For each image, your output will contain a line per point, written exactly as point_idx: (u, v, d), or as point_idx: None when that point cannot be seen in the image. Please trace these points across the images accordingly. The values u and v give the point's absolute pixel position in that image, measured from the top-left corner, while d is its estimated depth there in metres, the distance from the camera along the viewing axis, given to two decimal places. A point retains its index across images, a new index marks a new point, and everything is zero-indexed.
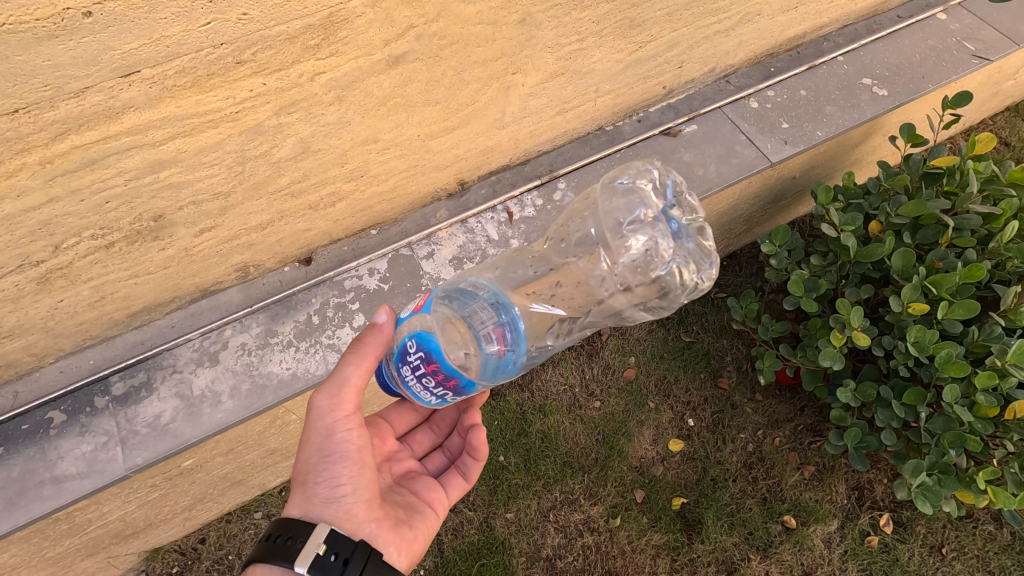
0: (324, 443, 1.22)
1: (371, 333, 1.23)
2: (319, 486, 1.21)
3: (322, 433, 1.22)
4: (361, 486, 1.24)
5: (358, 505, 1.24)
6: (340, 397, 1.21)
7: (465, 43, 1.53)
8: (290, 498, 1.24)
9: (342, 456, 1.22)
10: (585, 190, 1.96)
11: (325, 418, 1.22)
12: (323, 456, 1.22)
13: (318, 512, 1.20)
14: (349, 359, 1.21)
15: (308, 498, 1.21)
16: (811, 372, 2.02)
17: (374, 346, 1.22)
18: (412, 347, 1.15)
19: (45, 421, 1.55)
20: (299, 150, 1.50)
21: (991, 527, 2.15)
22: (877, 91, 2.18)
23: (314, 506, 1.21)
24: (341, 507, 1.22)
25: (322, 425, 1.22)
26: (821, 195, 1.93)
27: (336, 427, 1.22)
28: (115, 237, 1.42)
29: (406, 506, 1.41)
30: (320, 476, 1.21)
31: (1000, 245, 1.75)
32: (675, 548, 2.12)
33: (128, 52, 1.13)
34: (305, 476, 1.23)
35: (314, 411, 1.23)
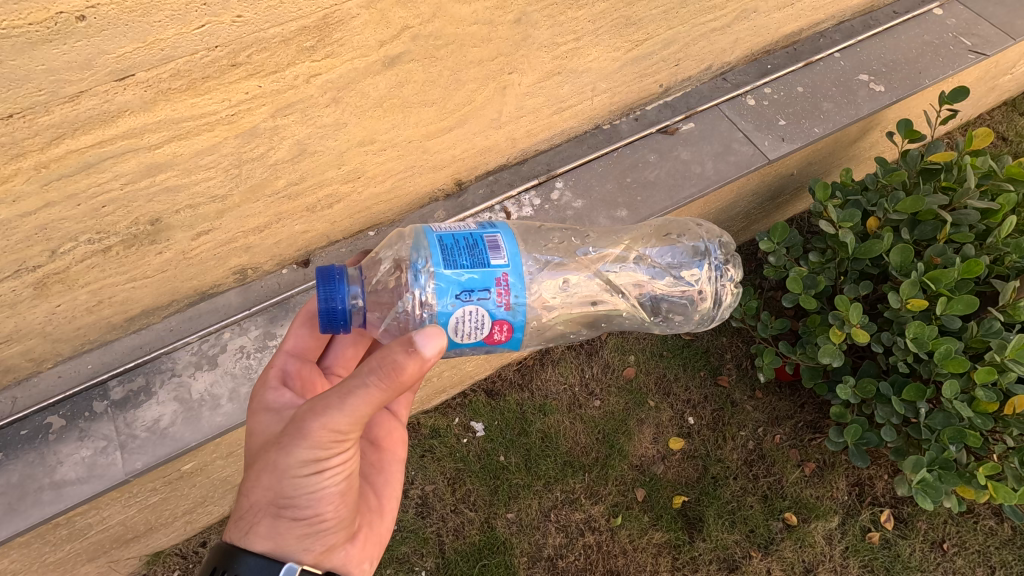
0: (309, 481, 1.12)
1: (405, 358, 1.01)
2: (298, 524, 1.15)
3: (307, 471, 1.10)
4: (343, 514, 1.21)
5: (338, 534, 1.22)
6: (344, 435, 1.08)
7: (461, 43, 1.52)
8: (254, 528, 1.16)
9: (327, 494, 1.15)
10: (582, 188, 1.96)
11: (314, 455, 1.09)
12: (307, 496, 1.13)
13: (292, 552, 1.16)
14: (369, 390, 1.03)
15: (282, 534, 1.15)
16: (811, 369, 2.02)
17: (406, 378, 1.03)
18: (476, 355, 1.27)
19: (44, 426, 1.55)
20: (296, 152, 1.50)
21: (992, 523, 2.14)
22: (874, 87, 2.18)
23: (288, 544, 1.16)
24: (319, 539, 1.19)
25: (308, 463, 1.10)
26: (818, 191, 1.95)
27: (325, 464, 1.11)
28: (112, 241, 1.41)
29: (371, 478, 1.43)
30: (300, 514, 1.15)
31: (998, 240, 1.75)
32: (676, 547, 2.12)
33: (123, 56, 1.12)
34: (278, 510, 1.14)
35: (302, 445, 1.07)
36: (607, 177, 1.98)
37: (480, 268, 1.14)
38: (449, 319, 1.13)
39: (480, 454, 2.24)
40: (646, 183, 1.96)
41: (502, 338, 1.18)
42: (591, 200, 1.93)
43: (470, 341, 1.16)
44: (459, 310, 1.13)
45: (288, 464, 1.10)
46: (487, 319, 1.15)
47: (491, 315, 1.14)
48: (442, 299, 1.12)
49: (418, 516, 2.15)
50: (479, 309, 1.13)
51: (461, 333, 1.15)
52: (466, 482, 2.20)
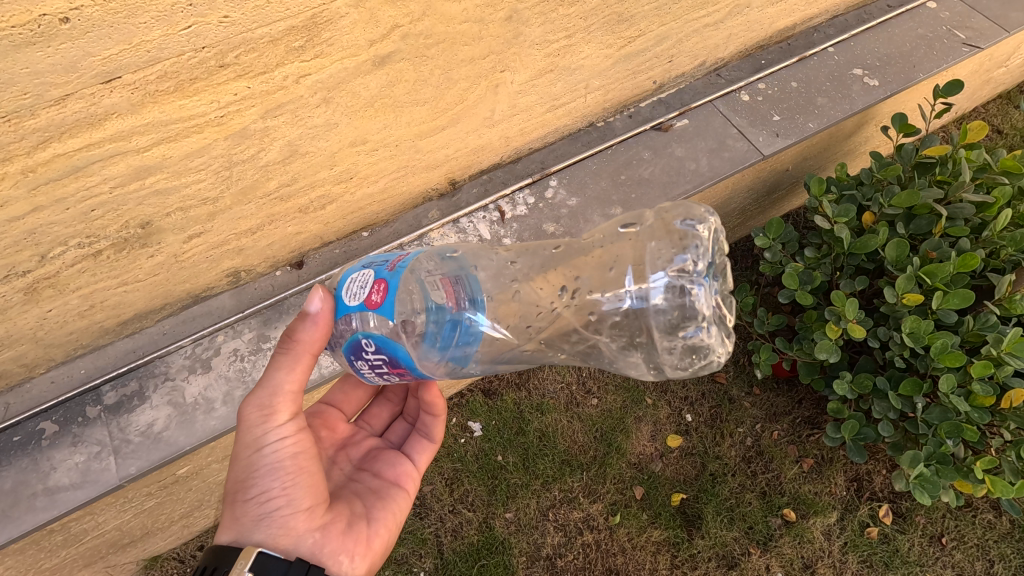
0: (253, 458, 1.15)
1: (302, 324, 1.12)
2: (249, 504, 1.16)
3: (249, 447, 1.15)
4: (297, 496, 1.18)
5: (296, 516, 1.18)
6: (271, 405, 1.15)
7: (452, 42, 1.52)
8: (220, 520, 1.20)
9: (273, 469, 1.16)
10: (577, 186, 1.95)
11: (255, 430, 1.14)
12: (253, 472, 1.15)
13: (249, 534, 1.15)
14: (280, 362, 1.14)
15: (239, 519, 1.16)
16: (808, 365, 2.02)
17: (308, 343, 1.13)
18: (372, 348, 1.10)
19: (37, 432, 1.54)
20: (287, 153, 1.49)
21: (990, 516, 2.14)
22: (868, 82, 2.17)
23: (245, 527, 1.15)
24: (275, 523, 1.16)
25: (251, 438, 1.15)
26: (813, 186, 1.94)
27: (265, 440, 1.15)
28: (102, 245, 1.40)
29: (365, 496, 1.40)
30: (250, 493, 1.15)
31: (994, 233, 1.75)
32: (675, 544, 2.12)
33: (108, 58, 1.11)
34: (234, 494, 1.17)
35: (243, 422, 1.15)
36: (602, 174, 1.97)
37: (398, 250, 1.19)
38: (345, 281, 1.15)
39: (478, 454, 2.24)
40: (640, 180, 1.96)
41: (378, 300, 1.07)
42: (586, 198, 1.92)
43: (353, 302, 1.10)
44: (355, 272, 1.15)
45: (237, 446, 1.18)
46: (373, 278, 1.11)
47: (374, 272, 1.11)
48: (352, 267, 1.19)
49: (416, 516, 2.15)
50: (369, 272, 1.13)
51: (349, 292, 1.12)
52: (464, 482, 2.19)
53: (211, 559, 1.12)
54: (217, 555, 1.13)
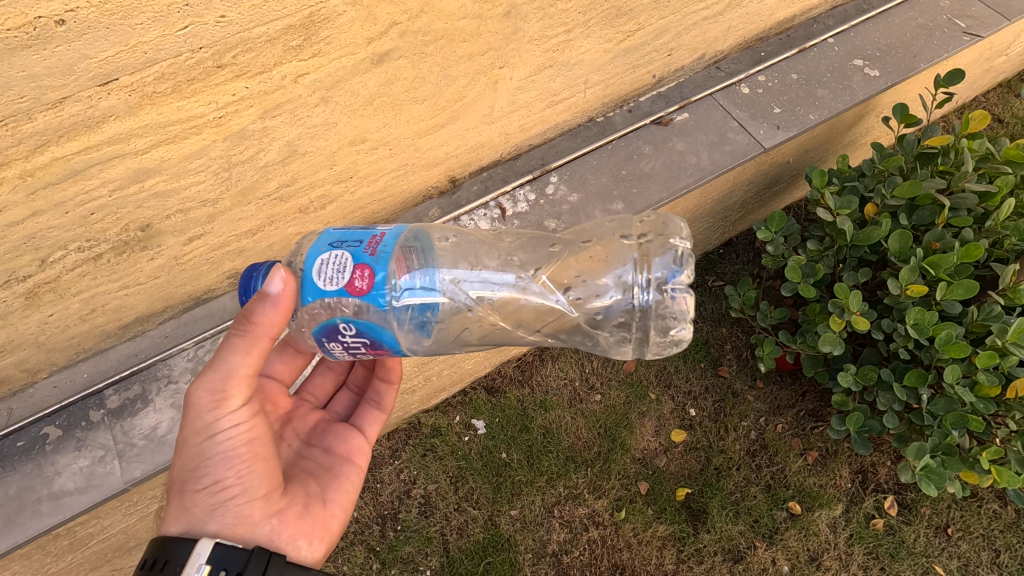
0: (204, 445, 1.15)
1: (261, 306, 1.08)
2: (201, 494, 1.15)
3: (200, 435, 1.14)
4: (252, 483, 1.19)
5: (253, 504, 1.19)
6: (223, 390, 1.13)
7: (450, 39, 1.50)
8: (168, 511, 1.18)
9: (226, 457, 1.16)
10: (577, 182, 1.94)
11: (204, 417, 1.13)
12: (204, 461, 1.15)
13: (202, 524, 1.14)
14: (240, 347, 1.11)
15: (189, 509, 1.15)
16: (811, 358, 2.01)
17: (267, 328, 1.11)
18: (352, 331, 1.11)
19: (40, 437, 1.53)
20: (286, 153, 1.48)
21: (996, 506, 2.14)
22: (869, 72, 2.16)
23: (196, 519, 1.15)
24: (229, 512, 1.16)
25: (200, 425, 1.14)
26: (815, 178, 1.93)
27: (217, 427, 1.15)
28: (102, 249, 1.40)
29: (318, 474, 1.41)
30: (201, 483, 1.15)
31: (997, 223, 1.74)
32: (680, 539, 2.12)
33: (105, 60, 1.10)
34: (183, 484, 1.16)
35: (191, 409, 1.13)
36: (602, 170, 1.96)
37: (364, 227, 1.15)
38: (313, 261, 1.10)
39: (482, 452, 2.24)
40: (641, 175, 1.94)
41: (363, 287, 1.07)
42: (587, 194, 1.92)
43: (330, 287, 1.08)
44: (326, 253, 1.10)
45: (186, 433, 1.16)
46: (351, 261, 1.09)
47: (352, 255, 1.09)
48: (316, 244, 1.13)
49: (422, 515, 2.15)
50: (344, 253, 1.10)
51: (321, 276, 1.08)
52: (468, 480, 2.19)
53: (160, 550, 1.09)
54: (165, 547, 1.10)
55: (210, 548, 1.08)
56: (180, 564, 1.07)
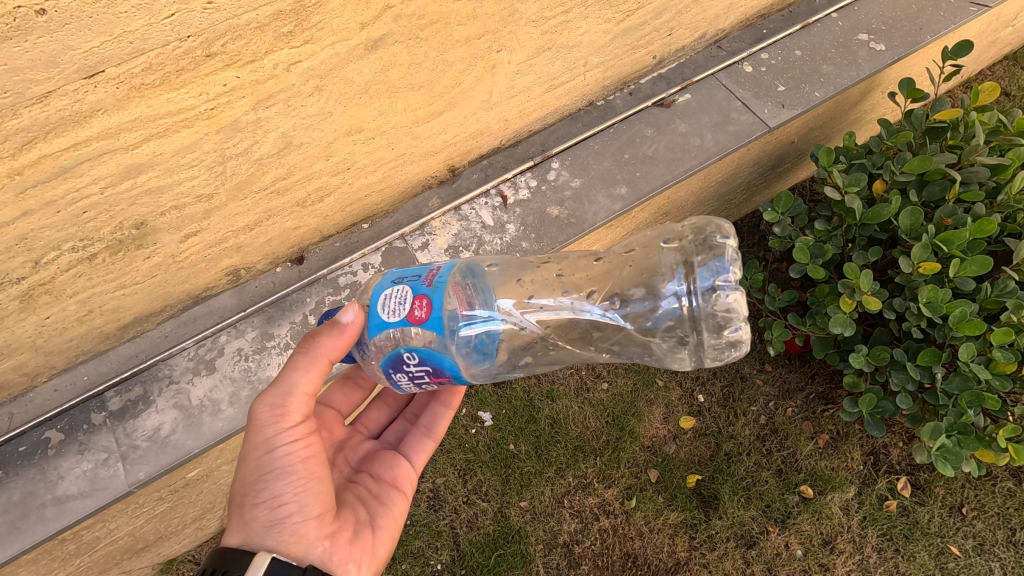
0: (264, 458, 1.14)
1: (327, 331, 1.14)
2: (260, 508, 1.13)
3: (261, 449, 1.14)
4: (308, 502, 1.16)
5: (307, 523, 1.16)
6: (285, 406, 1.15)
7: (446, 22, 1.46)
8: (229, 524, 1.17)
9: (284, 473, 1.14)
10: (579, 167, 1.90)
11: (266, 431, 1.14)
12: (263, 474, 1.13)
13: (259, 539, 1.12)
14: (299, 366, 1.14)
15: (248, 523, 1.14)
16: (822, 340, 1.98)
17: (330, 349, 1.14)
18: (415, 360, 1.10)
19: (42, 441, 1.51)
20: (281, 145, 1.44)
21: (1010, 484, 2.12)
22: (875, 47, 2.11)
23: (253, 533, 1.13)
24: (286, 530, 1.13)
25: (261, 439, 1.14)
26: (821, 157, 1.89)
27: (277, 442, 1.14)
28: (97, 248, 1.37)
29: (367, 500, 1.37)
30: (260, 497, 1.13)
31: (1010, 196, 1.70)
32: (692, 526, 2.10)
33: (90, 51, 1.06)
34: (243, 497, 1.15)
35: (254, 424, 1.15)
36: (604, 154, 1.91)
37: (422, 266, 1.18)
38: (377, 297, 1.12)
39: (489, 444, 2.22)
40: (644, 158, 1.90)
41: (422, 316, 1.07)
42: (589, 178, 1.88)
43: (392, 318, 1.09)
44: (388, 288, 1.13)
45: (248, 448, 1.16)
46: (410, 293, 1.10)
47: (411, 288, 1.10)
48: (380, 279, 1.17)
49: (431, 508, 2.13)
50: (404, 287, 1.12)
51: (385, 308, 1.10)
52: (477, 472, 2.18)
53: (219, 562, 1.10)
54: (224, 559, 1.10)
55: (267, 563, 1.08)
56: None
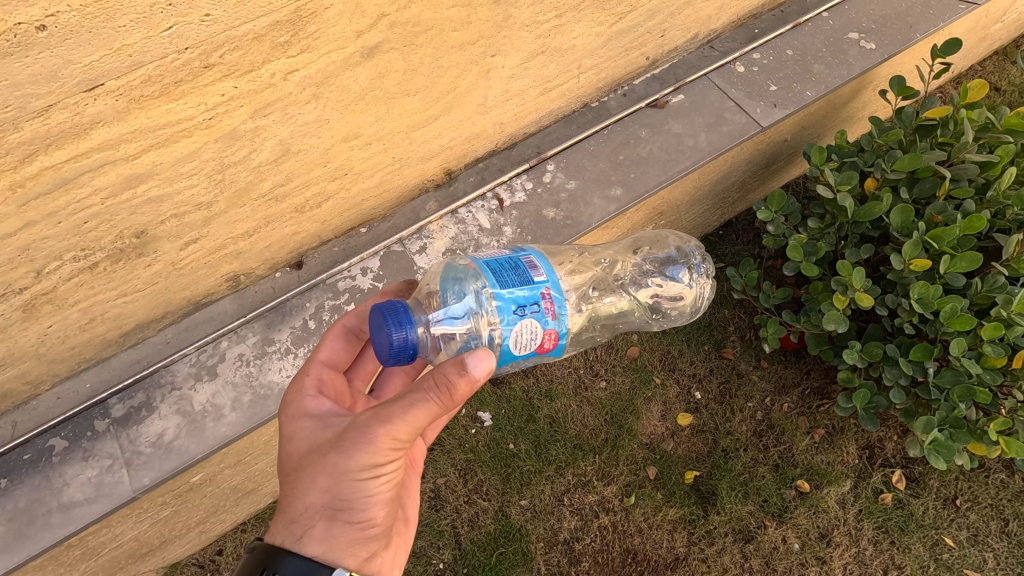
0: (367, 484, 1.09)
1: (457, 377, 1.03)
2: (349, 527, 1.12)
3: (367, 473, 1.08)
4: (386, 521, 1.18)
5: (377, 538, 1.18)
6: (404, 441, 1.07)
7: (441, 28, 1.48)
8: (307, 531, 1.11)
9: (378, 497, 1.12)
10: (574, 169, 1.91)
11: (377, 457, 1.07)
12: (362, 497, 1.10)
13: (341, 556, 1.11)
14: (433, 408, 1.04)
15: (334, 538, 1.11)
16: (816, 336, 2.00)
17: (461, 397, 1.06)
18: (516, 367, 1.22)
19: (47, 448, 1.53)
20: (279, 152, 1.46)
21: (1003, 475, 2.15)
22: (865, 45, 2.13)
23: (337, 549, 1.11)
24: (365, 548, 1.16)
25: (369, 465, 1.08)
26: (813, 156, 1.91)
27: (384, 468, 1.09)
28: (98, 257, 1.38)
29: (397, 489, 1.40)
30: (351, 518, 1.11)
31: (999, 193, 1.73)
32: (691, 521, 2.13)
33: (89, 65, 1.08)
34: (333, 512, 1.11)
35: (363, 447, 1.06)
36: (599, 156, 1.93)
37: (525, 285, 1.11)
38: (507, 335, 1.07)
39: (489, 443, 2.24)
40: (639, 159, 1.92)
41: (552, 345, 1.14)
42: (584, 180, 1.90)
43: (525, 352, 1.11)
44: (515, 326, 1.08)
45: (346, 464, 1.08)
46: (539, 328, 1.10)
47: (541, 324, 1.10)
48: (498, 314, 1.07)
49: (432, 508, 2.16)
50: (532, 321, 1.09)
51: (518, 345, 1.09)
52: (477, 472, 2.21)
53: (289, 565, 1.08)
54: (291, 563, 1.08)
55: None
56: None
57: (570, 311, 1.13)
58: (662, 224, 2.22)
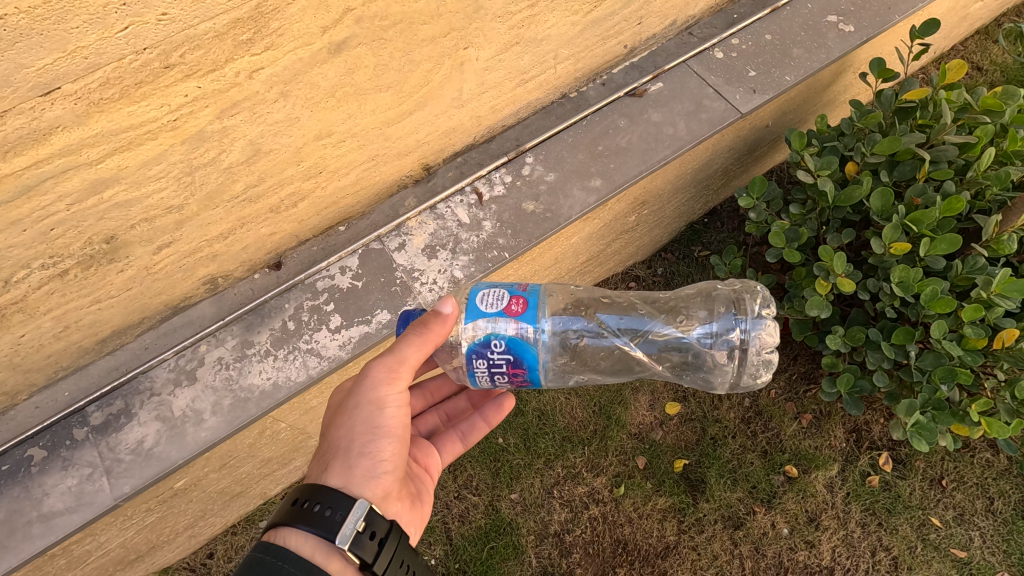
0: (374, 415, 1.28)
1: (436, 323, 1.24)
2: (363, 459, 1.26)
3: (374, 404, 1.28)
4: (397, 462, 1.31)
5: (392, 482, 1.30)
6: (398, 370, 1.27)
7: (410, 22, 1.45)
8: (329, 464, 1.26)
9: (387, 430, 1.29)
10: (554, 161, 1.89)
11: (381, 389, 1.27)
12: (373, 428, 1.27)
13: (357, 487, 1.24)
14: (413, 340, 1.24)
15: (350, 469, 1.24)
16: (800, 322, 2.00)
17: (439, 334, 1.25)
18: (499, 348, 1.25)
19: (26, 458, 1.51)
20: (250, 152, 1.43)
21: (989, 455, 2.16)
22: (844, 28, 2.11)
23: (353, 481, 1.24)
24: (379, 484, 1.28)
25: (375, 396, 1.27)
26: (794, 141, 1.90)
27: (388, 400, 1.28)
28: (68, 264, 1.36)
29: (411, 477, 1.50)
30: (366, 449, 1.27)
31: (978, 173, 1.72)
32: (681, 510, 2.14)
33: (42, 69, 1.06)
34: (348, 446, 1.26)
35: (369, 379, 1.28)
36: (578, 147, 1.91)
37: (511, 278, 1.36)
38: (475, 292, 1.29)
39: (478, 439, 2.24)
40: (618, 150, 1.91)
41: (519, 310, 1.25)
42: (564, 172, 1.88)
43: (490, 309, 1.25)
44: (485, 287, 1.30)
45: (358, 398, 1.29)
46: (506, 292, 1.28)
47: (509, 288, 1.29)
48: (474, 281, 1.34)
49: None
50: (500, 288, 1.29)
51: (484, 302, 1.27)
52: (467, 467, 2.20)
53: (319, 492, 1.18)
54: (323, 490, 1.18)
55: (367, 507, 1.17)
56: (339, 516, 1.15)
57: (540, 291, 1.29)
58: (646, 214, 2.21)
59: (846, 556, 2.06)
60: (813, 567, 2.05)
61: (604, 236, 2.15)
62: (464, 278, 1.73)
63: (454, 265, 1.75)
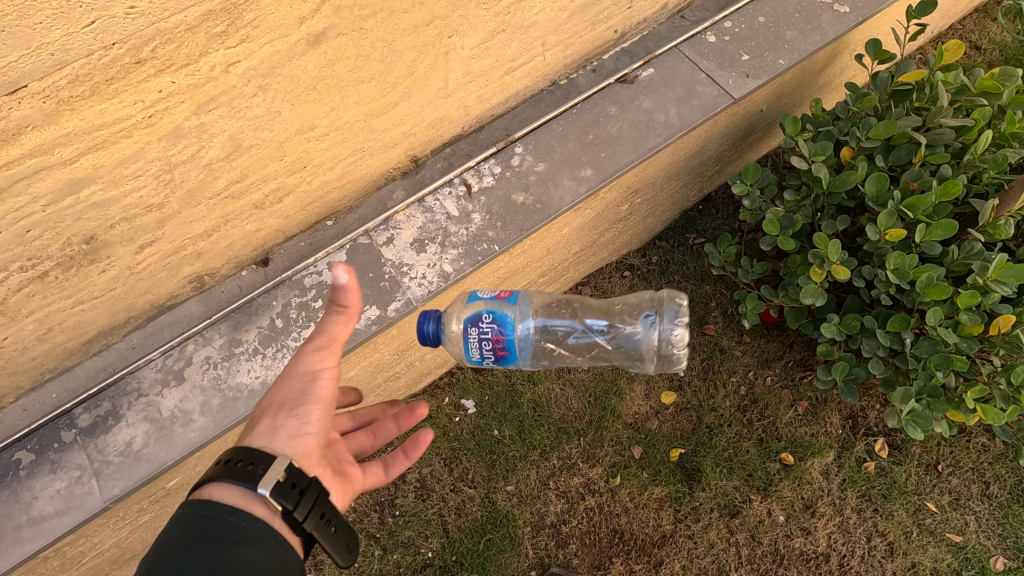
0: (301, 382, 1.16)
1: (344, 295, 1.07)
2: (290, 421, 1.15)
3: (302, 372, 1.16)
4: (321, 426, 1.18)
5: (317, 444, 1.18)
6: (326, 341, 1.14)
7: (391, 10, 1.41)
8: (257, 424, 1.16)
9: (315, 397, 1.17)
10: (543, 150, 1.86)
11: (309, 357, 1.16)
12: (301, 394, 1.16)
13: (277, 446, 1.12)
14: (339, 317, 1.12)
15: (274, 428, 1.14)
16: (795, 310, 1.98)
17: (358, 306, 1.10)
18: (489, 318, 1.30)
19: (14, 462, 1.50)
20: (230, 148, 1.40)
21: (985, 439, 2.16)
22: (839, 8, 2.07)
23: (276, 440, 1.13)
24: (303, 446, 1.16)
25: (305, 366, 1.16)
26: (788, 126, 1.87)
27: (319, 370, 1.17)
28: (47, 266, 1.34)
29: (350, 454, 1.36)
30: (294, 410, 1.16)
31: (976, 157, 1.69)
32: (677, 499, 2.14)
33: (7, 67, 1.03)
34: (276, 407, 1.16)
35: (300, 349, 1.17)
36: (568, 136, 1.88)
37: None
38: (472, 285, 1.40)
39: (473, 431, 2.24)
40: (609, 138, 1.87)
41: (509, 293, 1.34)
42: (554, 162, 1.85)
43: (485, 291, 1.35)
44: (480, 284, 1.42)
45: (291, 364, 1.18)
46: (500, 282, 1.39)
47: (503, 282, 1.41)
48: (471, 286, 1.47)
49: (419, 499, 2.16)
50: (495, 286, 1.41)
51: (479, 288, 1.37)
52: (462, 460, 2.20)
53: (241, 451, 1.08)
54: (246, 450, 1.08)
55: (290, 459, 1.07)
56: (264, 466, 1.05)
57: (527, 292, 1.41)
58: (639, 202, 2.18)
59: (842, 542, 2.06)
60: (809, 554, 2.06)
61: (597, 226, 2.13)
62: (454, 272, 1.71)
63: (443, 259, 1.73)
